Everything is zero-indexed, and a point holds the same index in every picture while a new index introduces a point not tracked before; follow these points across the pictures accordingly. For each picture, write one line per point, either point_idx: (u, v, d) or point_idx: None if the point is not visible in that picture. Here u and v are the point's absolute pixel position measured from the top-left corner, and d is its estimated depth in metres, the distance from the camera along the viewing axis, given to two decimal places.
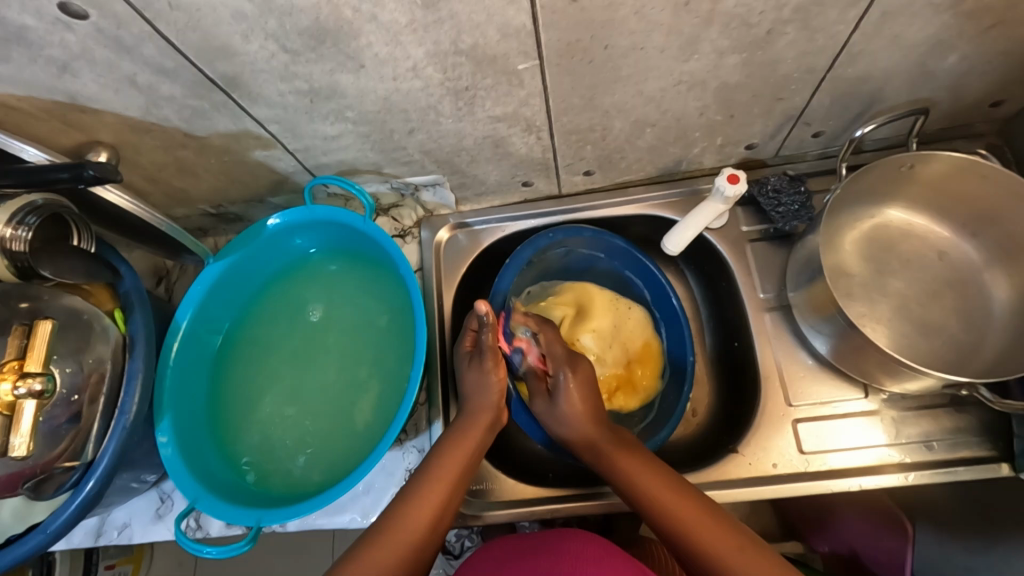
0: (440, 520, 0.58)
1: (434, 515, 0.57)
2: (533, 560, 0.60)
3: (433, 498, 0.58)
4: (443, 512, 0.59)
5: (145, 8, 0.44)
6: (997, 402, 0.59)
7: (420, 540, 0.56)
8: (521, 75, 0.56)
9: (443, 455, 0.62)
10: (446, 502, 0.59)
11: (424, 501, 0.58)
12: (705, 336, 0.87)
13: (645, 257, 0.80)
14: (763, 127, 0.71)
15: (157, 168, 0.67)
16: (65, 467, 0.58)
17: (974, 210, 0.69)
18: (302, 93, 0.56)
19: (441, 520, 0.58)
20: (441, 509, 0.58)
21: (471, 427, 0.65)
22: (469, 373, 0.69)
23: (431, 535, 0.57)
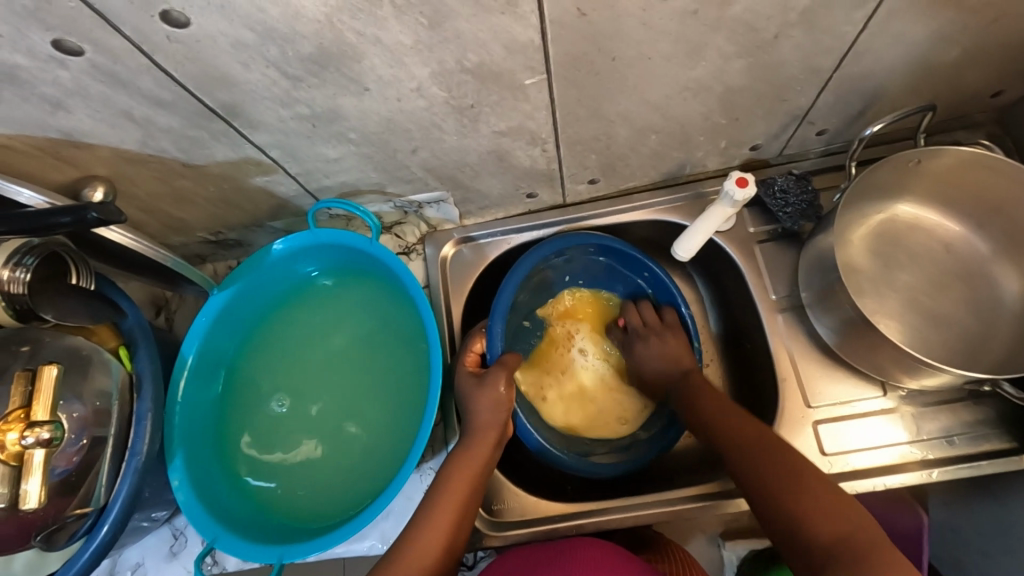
0: (450, 543, 0.57)
1: (447, 537, 0.57)
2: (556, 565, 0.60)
3: (446, 519, 0.58)
4: (456, 531, 0.58)
5: (143, 42, 0.43)
6: (1020, 396, 0.59)
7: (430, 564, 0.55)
8: (526, 90, 0.55)
9: (454, 472, 0.61)
10: (461, 518, 0.59)
11: (436, 523, 0.57)
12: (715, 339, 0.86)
13: (654, 264, 0.79)
14: (767, 128, 0.70)
15: (154, 199, 0.65)
16: (77, 514, 0.56)
17: (983, 202, 0.69)
18: (303, 118, 0.55)
19: (455, 540, 0.58)
20: (451, 532, 0.57)
21: (477, 445, 0.63)
22: (477, 388, 0.67)
23: (446, 557, 0.56)
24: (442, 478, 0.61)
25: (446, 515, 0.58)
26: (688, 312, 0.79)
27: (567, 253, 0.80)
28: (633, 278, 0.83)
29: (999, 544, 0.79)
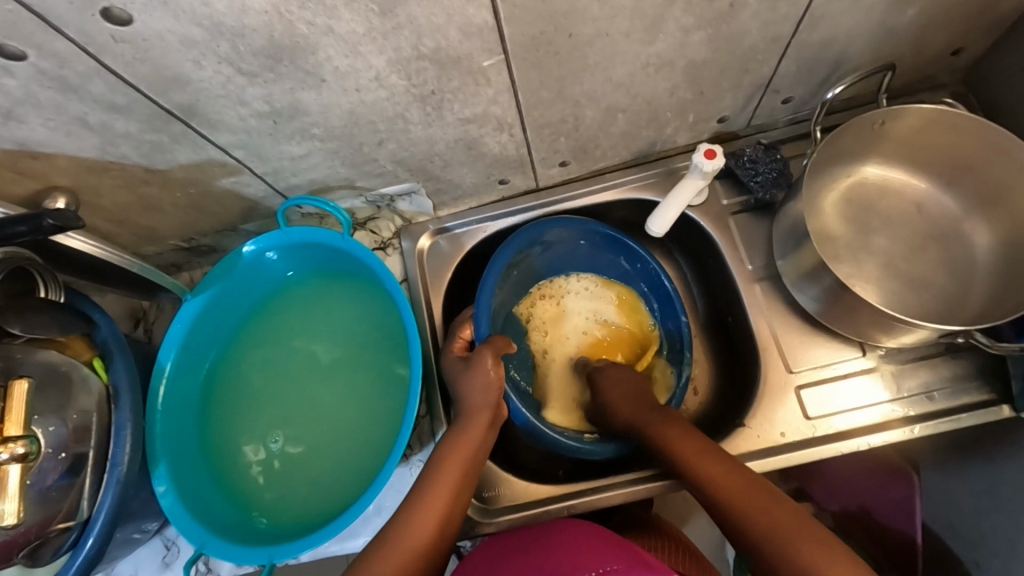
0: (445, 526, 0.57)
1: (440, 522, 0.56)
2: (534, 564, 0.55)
3: (437, 505, 0.57)
4: (450, 515, 0.58)
5: (88, 43, 0.42)
6: (993, 346, 0.59)
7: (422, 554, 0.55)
8: (487, 73, 0.55)
9: (450, 452, 0.61)
10: (454, 502, 0.58)
11: (429, 507, 0.57)
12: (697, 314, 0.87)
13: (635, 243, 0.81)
14: (733, 100, 0.70)
15: (120, 208, 0.64)
16: (61, 528, 0.56)
17: (950, 160, 0.69)
18: (263, 115, 0.54)
19: (448, 522, 0.57)
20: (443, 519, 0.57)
21: (471, 427, 0.63)
22: (464, 371, 0.67)
23: (441, 538, 0.56)
24: (435, 457, 0.61)
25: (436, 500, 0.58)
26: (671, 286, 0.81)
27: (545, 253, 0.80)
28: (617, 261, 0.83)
29: (987, 497, 0.80)
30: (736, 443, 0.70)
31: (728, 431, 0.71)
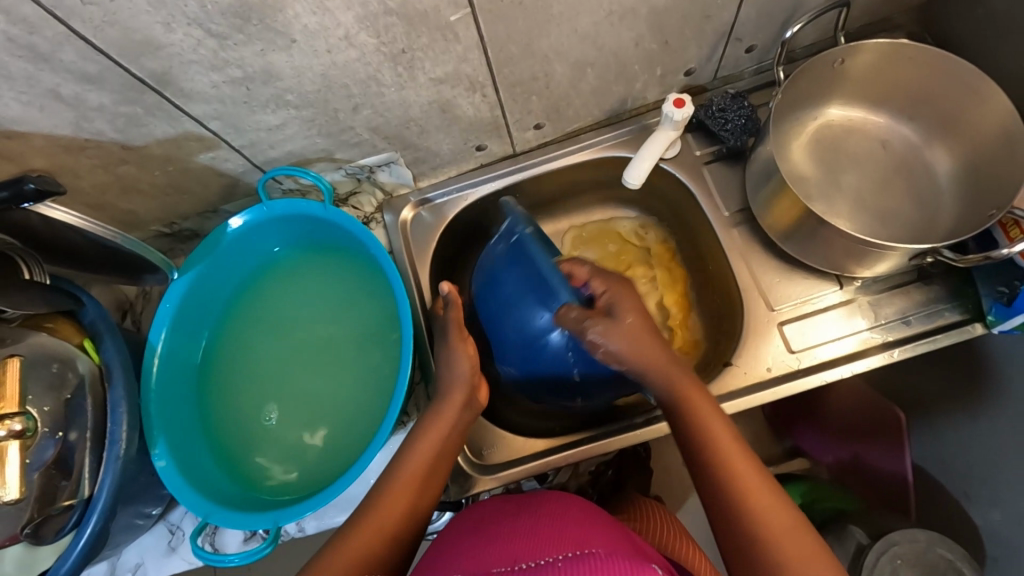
0: (423, 491, 0.58)
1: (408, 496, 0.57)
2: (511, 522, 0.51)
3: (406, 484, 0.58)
4: (424, 488, 0.58)
5: (56, 7, 0.43)
6: (960, 260, 0.62)
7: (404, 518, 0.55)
8: (455, 28, 0.56)
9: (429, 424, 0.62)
10: (427, 477, 0.59)
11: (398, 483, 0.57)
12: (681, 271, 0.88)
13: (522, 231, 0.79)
14: (698, 49, 0.72)
15: (99, 191, 0.64)
16: (64, 506, 0.56)
17: (910, 93, 0.72)
18: (236, 82, 0.55)
19: (421, 497, 0.58)
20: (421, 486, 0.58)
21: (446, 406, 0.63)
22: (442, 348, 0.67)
23: (416, 507, 0.57)
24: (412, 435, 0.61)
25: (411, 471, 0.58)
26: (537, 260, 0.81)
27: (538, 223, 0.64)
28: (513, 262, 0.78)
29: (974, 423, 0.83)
30: (725, 381, 0.72)
31: (717, 372, 0.73)
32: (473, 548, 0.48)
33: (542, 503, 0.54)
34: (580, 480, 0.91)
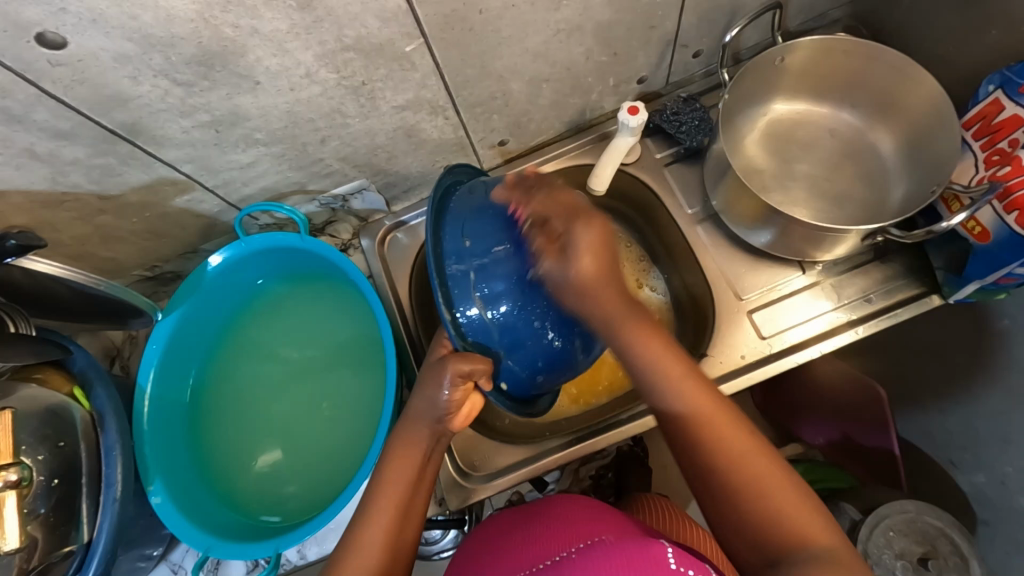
0: (416, 491, 0.55)
1: (396, 514, 0.53)
2: (523, 529, 0.53)
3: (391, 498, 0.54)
4: (411, 500, 0.55)
5: (26, 70, 0.45)
6: (908, 236, 0.65)
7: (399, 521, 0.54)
8: (411, 57, 0.58)
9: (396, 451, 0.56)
10: (412, 487, 0.55)
11: (384, 496, 0.54)
12: None
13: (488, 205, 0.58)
14: (646, 58, 0.76)
15: (80, 242, 0.66)
16: (63, 553, 0.57)
17: (847, 82, 0.76)
18: (205, 125, 0.57)
19: (411, 505, 0.55)
20: (410, 489, 0.55)
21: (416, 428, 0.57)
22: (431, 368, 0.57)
23: (408, 510, 0.54)
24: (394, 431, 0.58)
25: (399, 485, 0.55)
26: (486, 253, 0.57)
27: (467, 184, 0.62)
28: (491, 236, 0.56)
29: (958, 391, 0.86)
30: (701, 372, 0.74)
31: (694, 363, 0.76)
32: (499, 559, 0.50)
33: (553, 504, 0.56)
34: (581, 486, 0.92)
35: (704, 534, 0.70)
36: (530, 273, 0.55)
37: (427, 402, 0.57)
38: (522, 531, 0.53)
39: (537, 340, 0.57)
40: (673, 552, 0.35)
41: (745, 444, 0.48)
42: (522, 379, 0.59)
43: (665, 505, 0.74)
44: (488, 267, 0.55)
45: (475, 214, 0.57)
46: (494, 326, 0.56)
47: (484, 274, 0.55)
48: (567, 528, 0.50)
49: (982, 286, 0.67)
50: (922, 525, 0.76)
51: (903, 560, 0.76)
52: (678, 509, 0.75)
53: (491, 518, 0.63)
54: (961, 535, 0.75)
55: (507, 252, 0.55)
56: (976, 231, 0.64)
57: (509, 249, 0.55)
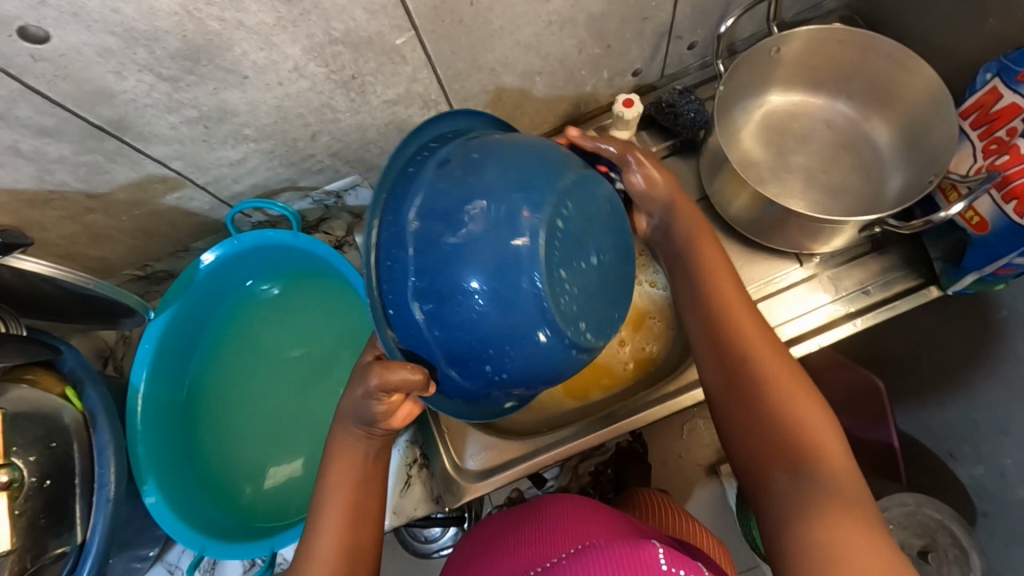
0: (364, 488, 0.54)
1: (350, 519, 0.53)
2: (518, 530, 0.53)
3: (341, 502, 0.53)
4: (364, 500, 0.54)
5: (8, 66, 0.44)
6: (905, 227, 0.64)
7: (353, 523, 0.53)
8: (401, 51, 0.58)
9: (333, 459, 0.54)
10: (360, 489, 0.54)
11: (334, 502, 0.53)
12: None
13: (473, 166, 0.47)
14: (640, 50, 0.75)
15: (69, 241, 0.65)
16: (55, 555, 0.57)
17: (843, 73, 0.75)
18: (193, 121, 0.56)
19: (365, 504, 0.54)
20: (359, 488, 0.54)
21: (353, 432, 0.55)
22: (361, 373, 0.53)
23: (362, 512, 0.54)
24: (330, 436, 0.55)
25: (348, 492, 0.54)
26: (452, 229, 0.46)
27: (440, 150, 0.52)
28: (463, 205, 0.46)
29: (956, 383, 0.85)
30: None
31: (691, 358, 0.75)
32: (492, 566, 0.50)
33: (548, 505, 0.56)
34: (582, 482, 0.94)
35: (697, 527, 0.70)
36: (522, 247, 0.44)
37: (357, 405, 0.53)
38: (514, 535, 0.53)
39: (497, 351, 0.46)
40: (666, 552, 0.35)
41: (779, 368, 0.53)
42: (469, 386, 0.50)
43: (656, 500, 0.73)
44: (468, 238, 0.45)
45: (459, 179, 0.47)
46: (445, 330, 0.46)
47: (447, 260, 0.45)
48: (560, 530, 0.49)
49: (980, 277, 0.66)
50: (923, 518, 0.75)
51: (904, 553, 0.75)
52: (676, 505, 0.74)
53: (485, 521, 0.63)
54: (960, 528, 0.74)
55: (482, 228, 0.44)
56: (973, 221, 0.64)
57: (477, 228, 0.45)
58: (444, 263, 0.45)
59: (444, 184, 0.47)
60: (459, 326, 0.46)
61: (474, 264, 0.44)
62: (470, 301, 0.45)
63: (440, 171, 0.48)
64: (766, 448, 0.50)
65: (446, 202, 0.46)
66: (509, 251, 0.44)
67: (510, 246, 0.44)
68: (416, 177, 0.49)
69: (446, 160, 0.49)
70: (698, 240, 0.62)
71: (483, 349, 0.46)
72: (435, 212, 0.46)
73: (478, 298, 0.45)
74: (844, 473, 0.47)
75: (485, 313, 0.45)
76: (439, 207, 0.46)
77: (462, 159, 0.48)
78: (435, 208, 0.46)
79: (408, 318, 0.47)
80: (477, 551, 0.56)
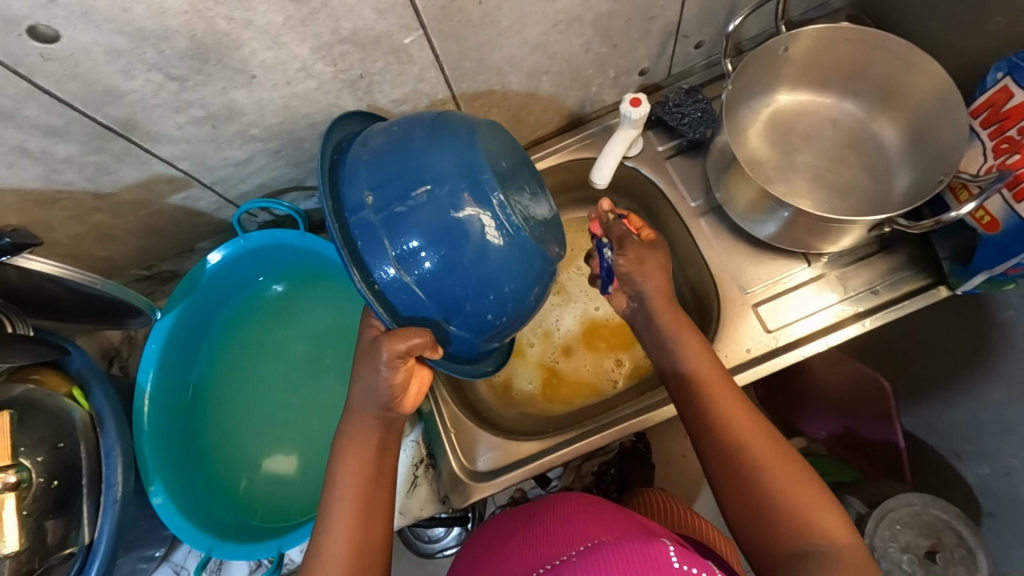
0: (376, 486, 0.54)
1: (359, 514, 0.52)
2: (520, 531, 0.52)
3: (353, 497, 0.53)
4: (374, 499, 0.54)
5: (17, 65, 0.44)
6: (914, 227, 0.64)
7: (364, 521, 0.52)
8: (409, 50, 0.57)
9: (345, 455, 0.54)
10: (371, 488, 0.54)
11: (346, 498, 0.53)
12: None
13: (405, 145, 0.53)
14: (647, 50, 0.74)
15: (76, 240, 0.65)
16: (64, 556, 0.57)
17: (849, 71, 0.75)
18: (200, 121, 0.56)
19: (375, 504, 0.54)
20: (371, 488, 0.54)
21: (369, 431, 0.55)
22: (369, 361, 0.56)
23: (372, 510, 0.53)
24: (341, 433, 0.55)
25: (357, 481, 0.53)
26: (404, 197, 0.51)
27: (370, 129, 0.58)
28: (407, 180, 0.51)
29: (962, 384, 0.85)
30: None
31: None
32: (500, 567, 0.49)
33: (551, 506, 0.55)
34: (585, 482, 0.93)
35: (704, 523, 0.70)
36: (462, 217, 0.51)
37: (367, 391, 0.54)
38: (519, 535, 0.52)
39: (471, 302, 0.54)
40: (676, 551, 0.34)
41: (766, 445, 0.54)
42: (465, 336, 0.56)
43: (666, 500, 0.72)
44: (407, 213, 0.51)
45: (400, 157, 0.52)
46: (423, 289, 0.52)
47: (399, 228, 0.51)
48: (561, 530, 0.48)
49: (990, 277, 0.66)
50: (929, 518, 0.75)
51: (910, 553, 0.73)
52: (684, 506, 0.73)
53: (491, 520, 0.62)
54: (966, 527, 0.74)
55: (426, 198, 0.51)
56: (985, 220, 0.64)
57: (426, 198, 0.51)
58: (388, 238, 0.51)
59: (377, 165, 0.53)
60: (427, 284, 0.52)
61: (421, 233, 0.51)
62: (429, 263, 0.51)
63: (374, 150, 0.54)
64: (784, 528, 0.50)
65: (391, 180, 0.52)
66: (449, 221, 0.51)
67: (451, 217, 0.51)
68: (355, 162, 0.54)
69: (369, 144, 0.55)
70: (679, 337, 0.61)
71: (460, 297, 0.53)
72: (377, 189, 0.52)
73: (438, 258, 0.51)
74: (851, 544, 0.48)
75: (452, 267, 0.52)
76: (383, 190, 0.52)
77: (392, 138, 0.54)
78: (383, 185, 0.52)
79: (395, 284, 0.52)
80: (483, 551, 0.55)
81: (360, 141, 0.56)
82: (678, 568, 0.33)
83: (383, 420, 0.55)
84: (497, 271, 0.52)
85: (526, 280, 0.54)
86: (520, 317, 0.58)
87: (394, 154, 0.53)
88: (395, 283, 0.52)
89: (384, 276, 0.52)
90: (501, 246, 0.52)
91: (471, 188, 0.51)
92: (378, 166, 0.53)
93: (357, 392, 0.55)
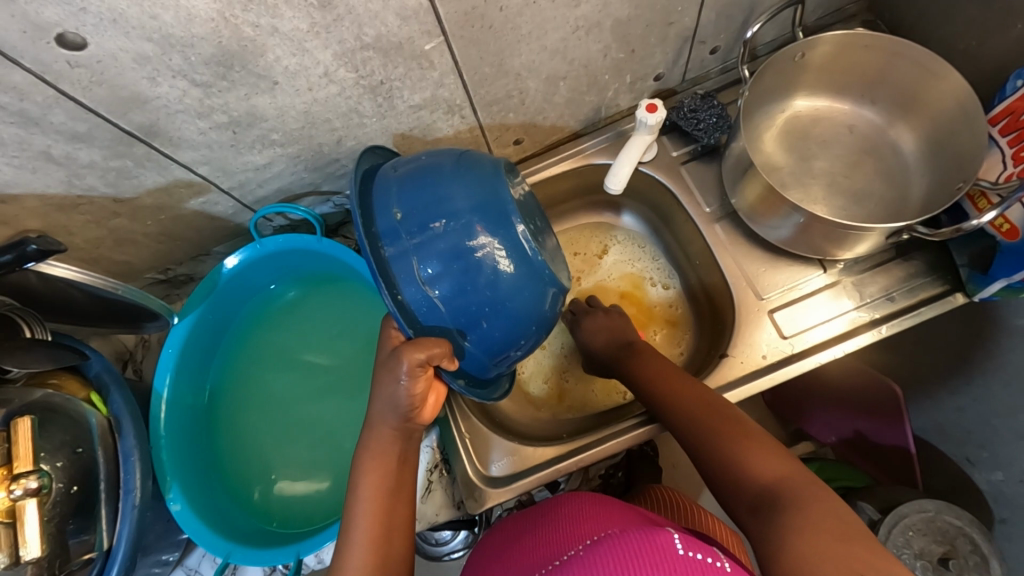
0: (396, 494, 0.54)
1: (381, 522, 0.52)
2: (534, 532, 0.52)
3: (376, 507, 0.53)
4: (394, 508, 0.54)
5: (45, 72, 0.44)
6: (935, 234, 0.64)
7: (385, 531, 0.52)
8: (430, 56, 0.57)
9: (367, 465, 0.54)
10: (390, 495, 0.54)
11: (367, 504, 0.53)
12: (673, 276, 0.90)
13: (430, 173, 0.54)
14: (663, 55, 0.74)
15: (93, 245, 0.65)
16: (82, 561, 0.57)
17: (867, 77, 0.75)
18: (222, 126, 0.56)
19: (395, 515, 0.53)
20: (391, 496, 0.54)
21: (388, 437, 0.54)
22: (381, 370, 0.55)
23: (391, 517, 0.53)
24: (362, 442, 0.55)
25: (375, 486, 0.53)
26: (427, 222, 0.52)
27: (390, 161, 0.59)
28: (433, 205, 0.52)
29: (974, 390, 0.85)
30: (723, 372, 0.73)
31: (715, 363, 0.75)
32: (509, 568, 0.49)
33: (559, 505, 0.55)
34: (591, 485, 0.92)
35: (716, 521, 0.70)
36: (477, 245, 0.52)
37: (384, 400, 0.54)
38: (529, 538, 0.51)
39: (491, 324, 0.54)
40: (680, 539, 0.36)
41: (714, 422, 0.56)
42: (481, 358, 0.57)
43: (682, 500, 0.72)
44: (431, 236, 0.52)
45: (423, 182, 0.54)
46: (445, 310, 0.53)
47: (425, 249, 0.52)
48: (577, 530, 0.48)
49: (1007, 285, 0.65)
50: (943, 525, 0.74)
51: (923, 560, 0.73)
52: (696, 505, 0.73)
53: (501, 524, 0.62)
54: (981, 534, 0.73)
55: (450, 224, 0.52)
56: (1004, 228, 0.63)
57: (451, 223, 0.52)
58: (415, 260, 0.52)
59: (404, 189, 0.54)
60: (451, 304, 0.53)
61: (440, 256, 0.52)
62: (452, 285, 0.52)
63: (399, 176, 0.55)
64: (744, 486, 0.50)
65: (418, 204, 0.53)
66: (470, 247, 0.52)
67: (473, 242, 0.52)
68: (384, 183, 0.56)
69: (394, 170, 0.57)
70: None
71: (473, 319, 0.53)
72: (406, 212, 0.53)
73: (462, 282, 0.52)
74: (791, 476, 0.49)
75: (473, 291, 0.52)
76: (410, 211, 0.53)
77: (416, 166, 0.55)
78: (411, 208, 0.53)
79: (420, 305, 0.52)
80: (496, 554, 0.55)
81: (389, 165, 0.58)
82: (683, 555, 0.34)
83: (400, 433, 0.55)
84: (510, 298, 0.53)
85: (535, 310, 0.55)
86: (528, 345, 0.58)
87: (420, 179, 0.54)
88: (414, 301, 0.52)
89: (410, 297, 0.52)
90: (515, 273, 0.53)
91: (487, 217, 0.52)
92: (405, 190, 0.54)
93: (375, 399, 0.54)
